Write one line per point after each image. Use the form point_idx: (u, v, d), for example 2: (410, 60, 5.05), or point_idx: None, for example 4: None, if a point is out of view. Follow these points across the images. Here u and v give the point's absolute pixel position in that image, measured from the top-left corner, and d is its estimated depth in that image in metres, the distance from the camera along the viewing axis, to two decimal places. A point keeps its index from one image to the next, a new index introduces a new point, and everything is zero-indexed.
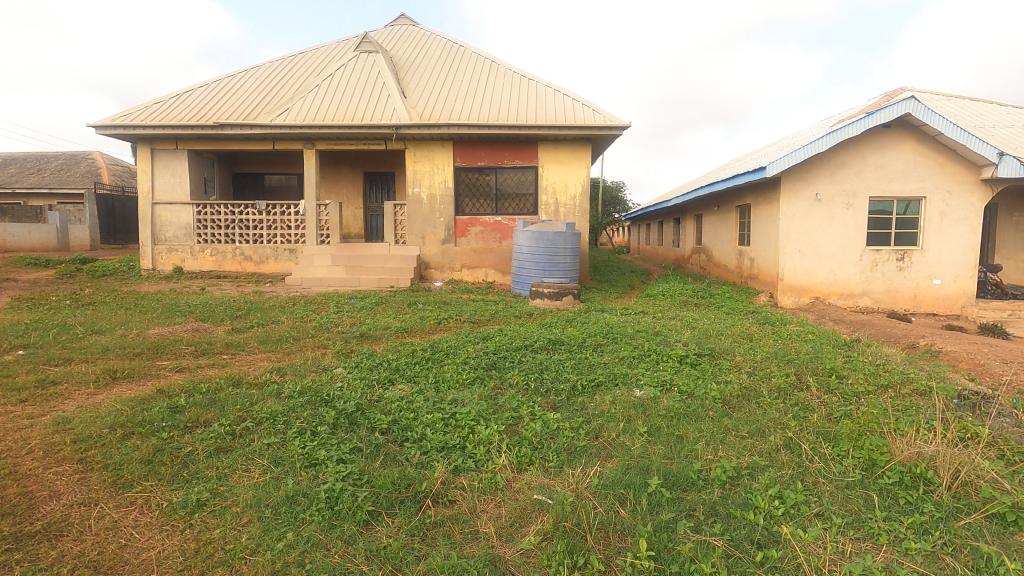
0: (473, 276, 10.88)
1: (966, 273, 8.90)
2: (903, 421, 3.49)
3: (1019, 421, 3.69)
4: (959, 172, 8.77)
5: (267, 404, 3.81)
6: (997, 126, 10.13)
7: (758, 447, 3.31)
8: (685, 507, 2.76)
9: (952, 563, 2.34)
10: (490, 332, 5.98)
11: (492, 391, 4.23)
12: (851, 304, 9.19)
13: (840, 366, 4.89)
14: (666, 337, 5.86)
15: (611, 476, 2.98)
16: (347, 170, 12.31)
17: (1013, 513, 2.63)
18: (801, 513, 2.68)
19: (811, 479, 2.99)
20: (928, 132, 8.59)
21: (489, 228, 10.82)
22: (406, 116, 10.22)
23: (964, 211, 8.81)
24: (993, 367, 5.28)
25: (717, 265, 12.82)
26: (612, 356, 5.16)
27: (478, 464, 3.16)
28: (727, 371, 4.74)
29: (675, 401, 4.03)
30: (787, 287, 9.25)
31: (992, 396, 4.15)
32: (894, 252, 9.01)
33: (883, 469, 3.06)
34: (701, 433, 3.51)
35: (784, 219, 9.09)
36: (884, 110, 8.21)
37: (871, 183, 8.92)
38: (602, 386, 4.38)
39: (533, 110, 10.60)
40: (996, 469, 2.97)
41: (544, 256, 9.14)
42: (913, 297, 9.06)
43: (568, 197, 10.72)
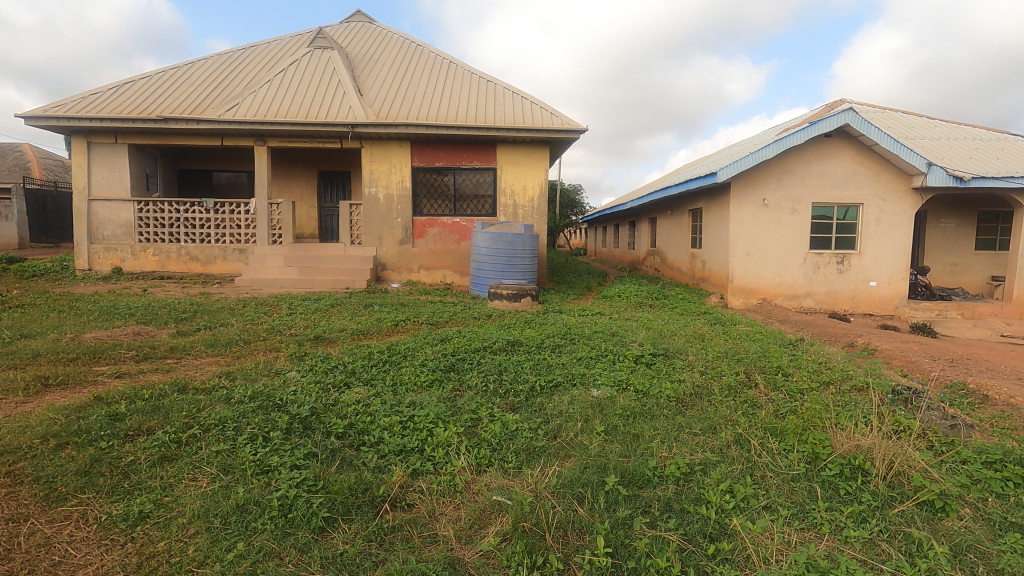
0: (431, 278, 10.80)
1: (899, 275, 9.47)
2: (843, 416, 3.67)
3: (946, 415, 3.95)
4: (893, 180, 9.33)
5: (215, 410, 3.66)
6: (927, 137, 10.82)
7: (709, 444, 3.42)
8: (641, 504, 2.82)
9: (888, 549, 2.48)
10: (448, 334, 5.96)
11: (451, 392, 4.21)
12: (795, 304, 9.62)
13: (786, 365, 5.11)
14: (622, 337, 5.98)
15: (569, 475, 3.01)
16: (300, 168, 12.00)
17: (940, 499, 2.82)
18: (750, 506, 2.79)
19: (759, 473, 3.11)
20: (865, 142, 9.09)
21: (447, 229, 10.76)
22: (362, 114, 10.03)
23: (897, 217, 9.37)
24: (924, 364, 5.62)
25: (671, 267, 13.15)
26: (570, 356, 5.23)
27: (437, 466, 3.14)
28: (681, 371, 4.88)
29: (631, 400, 4.11)
30: (736, 288, 9.58)
31: (922, 391, 4.43)
32: (834, 256, 9.48)
33: (825, 462, 3.20)
34: (656, 431, 3.59)
35: (734, 223, 9.43)
36: (825, 120, 8.64)
37: (814, 190, 9.37)
38: (560, 387, 4.43)
39: (491, 112, 10.60)
40: (926, 459, 3.16)
41: (502, 257, 9.16)
42: (852, 298, 9.56)
43: (526, 199, 10.79)
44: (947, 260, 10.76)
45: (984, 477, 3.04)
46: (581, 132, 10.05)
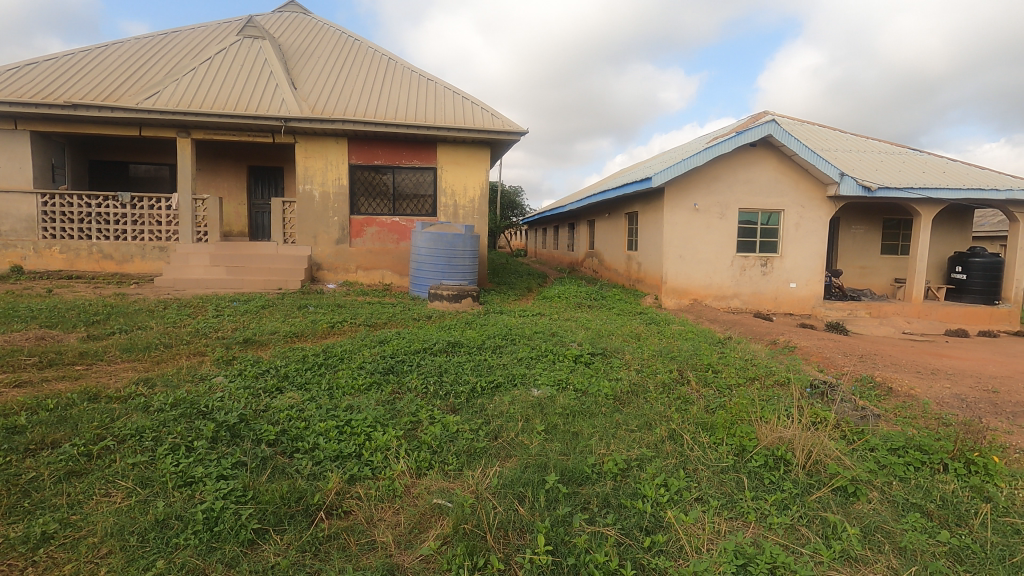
0: (369, 278, 10.55)
1: (816, 277, 10.16)
2: (767, 410, 3.90)
3: (857, 406, 4.28)
4: (810, 188, 9.99)
5: (132, 419, 3.40)
6: (840, 150, 11.67)
7: (645, 439, 3.53)
8: (580, 501, 2.87)
9: (807, 533, 2.66)
10: (388, 335, 5.84)
11: (390, 395, 4.12)
12: (724, 305, 10.12)
13: (716, 362, 5.37)
14: (562, 338, 6.07)
15: (509, 474, 3.03)
16: (229, 163, 11.41)
17: (852, 485, 3.04)
18: (683, 498, 2.90)
19: (692, 466, 3.24)
20: (786, 152, 9.70)
21: (385, 229, 10.54)
22: (296, 108, 9.65)
23: (814, 223, 10.05)
24: (837, 359, 6.05)
25: (609, 268, 13.48)
26: (510, 357, 5.25)
27: (375, 471, 3.06)
28: (618, 369, 5.02)
29: (571, 399, 4.18)
30: (669, 289, 9.96)
31: (836, 385, 4.78)
32: (758, 258, 10.05)
33: (751, 453, 3.38)
34: (594, 429, 3.67)
35: (668, 227, 9.79)
36: (750, 131, 9.13)
37: (740, 196, 9.89)
38: (501, 387, 4.44)
39: (432, 111, 10.49)
40: (840, 448, 3.40)
41: (442, 258, 9.08)
42: (774, 298, 10.16)
43: (466, 199, 10.75)
44: (857, 263, 11.65)
45: (889, 462, 3.32)
46: (522, 134, 10.13)
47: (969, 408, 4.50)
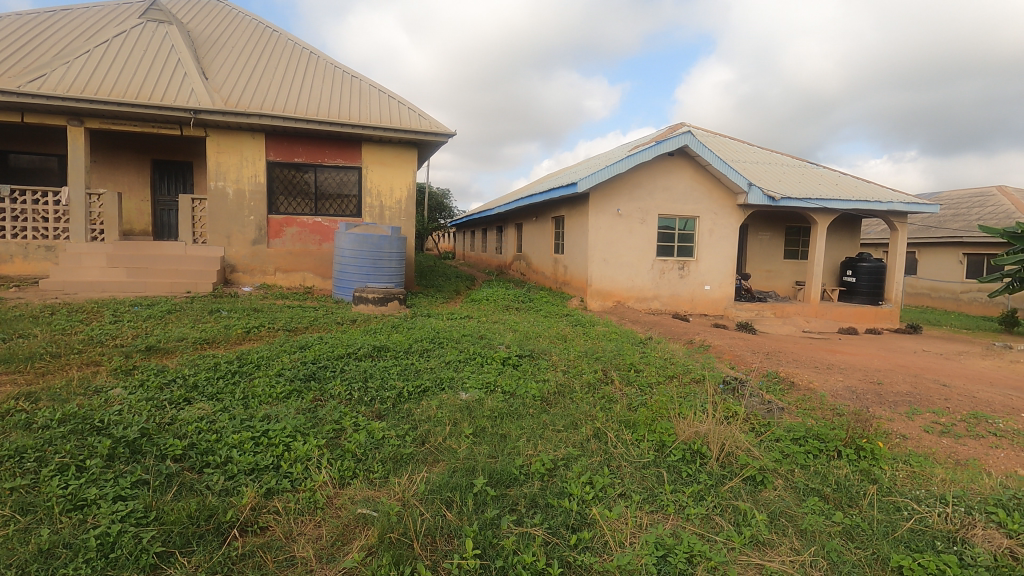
0: (289, 280, 10.08)
1: (728, 280, 10.82)
2: (685, 406, 4.10)
3: (764, 400, 4.61)
4: (722, 197, 10.65)
5: (10, 438, 3.04)
6: (749, 161, 12.51)
7: (571, 439, 3.60)
8: (508, 502, 2.88)
9: (720, 521, 2.82)
10: (309, 340, 5.60)
11: (312, 403, 3.96)
12: (645, 306, 10.55)
13: (638, 361, 5.59)
14: (490, 340, 6.09)
15: (437, 479, 2.99)
16: (129, 156, 10.52)
17: (760, 474, 3.26)
18: (607, 495, 2.99)
19: (615, 463, 3.35)
20: (700, 162, 10.27)
21: (307, 229, 10.12)
22: (207, 99, 9.06)
23: (726, 229, 10.70)
24: (747, 357, 6.48)
25: (536, 271, 13.67)
26: (438, 360, 5.19)
27: (294, 483, 2.92)
28: (545, 370, 5.10)
29: (499, 401, 4.19)
30: (594, 291, 10.26)
31: (746, 381, 5.11)
32: (676, 262, 10.57)
33: (670, 448, 3.55)
34: (522, 430, 3.70)
35: (592, 231, 10.08)
36: (669, 141, 9.59)
37: (659, 203, 10.36)
38: (428, 392, 4.38)
39: (356, 109, 10.19)
40: (750, 440, 3.63)
41: (368, 260, 8.84)
42: (691, 300, 10.72)
43: (393, 201, 10.53)
44: (763, 267, 12.54)
45: (792, 451, 3.59)
46: (450, 136, 10.07)
47: (858, 398, 4.96)
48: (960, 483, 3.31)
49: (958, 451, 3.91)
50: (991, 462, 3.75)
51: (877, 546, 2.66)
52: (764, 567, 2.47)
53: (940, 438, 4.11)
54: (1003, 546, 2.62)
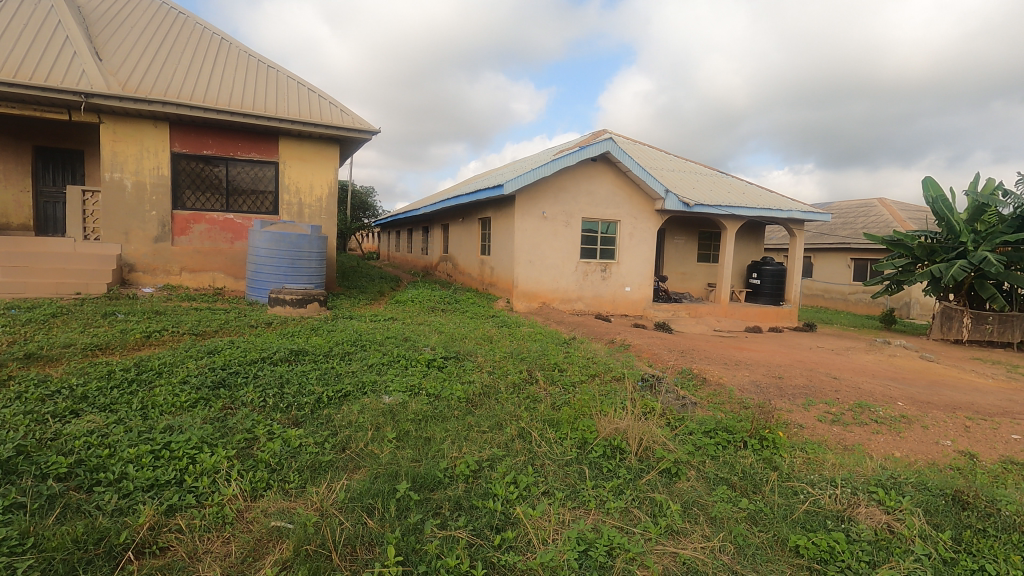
0: (196, 281, 9.42)
1: (646, 281, 11.30)
2: (606, 404, 4.24)
3: (679, 396, 4.85)
4: (642, 202, 11.11)
5: None
6: (665, 168, 13.13)
7: (496, 439, 3.61)
8: (431, 507, 2.84)
9: (638, 513, 2.93)
10: (219, 345, 5.25)
11: (221, 412, 3.71)
12: (569, 307, 10.80)
13: (561, 361, 5.70)
14: (414, 342, 5.99)
15: (357, 487, 2.90)
16: (5, 141, 9.41)
17: (675, 467, 3.42)
18: (531, 494, 3.02)
19: (539, 462, 3.39)
20: (621, 168, 10.66)
21: (217, 227, 9.50)
22: (101, 83, 8.28)
23: (645, 233, 11.18)
24: (664, 355, 6.80)
25: (462, 273, 13.63)
26: (360, 364, 5.03)
27: (200, 498, 2.73)
28: (471, 372, 5.09)
29: (423, 404, 4.13)
30: (520, 293, 10.37)
31: (662, 378, 5.36)
32: (599, 264, 10.90)
33: (592, 444, 3.65)
34: (447, 432, 3.67)
35: (518, 233, 10.18)
36: (592, 146, 9.88)
37: (583, 207, 10.65)
38: (350, 396, 4.24)
39: (272, 101, 9.69)
40: (665, 434, 3.81)
41: (285, 259, 8.43)
42: (612, 301, 11.09)
43: (313, 198, 10.11)
44: (679, 270, 13.21)
45: (704, 443, 3.80)
46: (373, 133, 9.82)
47: (762, 392, 5.34)
48: (848, 466, 3.65)
49: (846, 438, 4.30)
50: (873, 447, 4.16)
51: (777, 528, 2.87)
52: (678, 554, 2.59)
53: (831, 426, 4.51)
54: (883, 521, 2.91)
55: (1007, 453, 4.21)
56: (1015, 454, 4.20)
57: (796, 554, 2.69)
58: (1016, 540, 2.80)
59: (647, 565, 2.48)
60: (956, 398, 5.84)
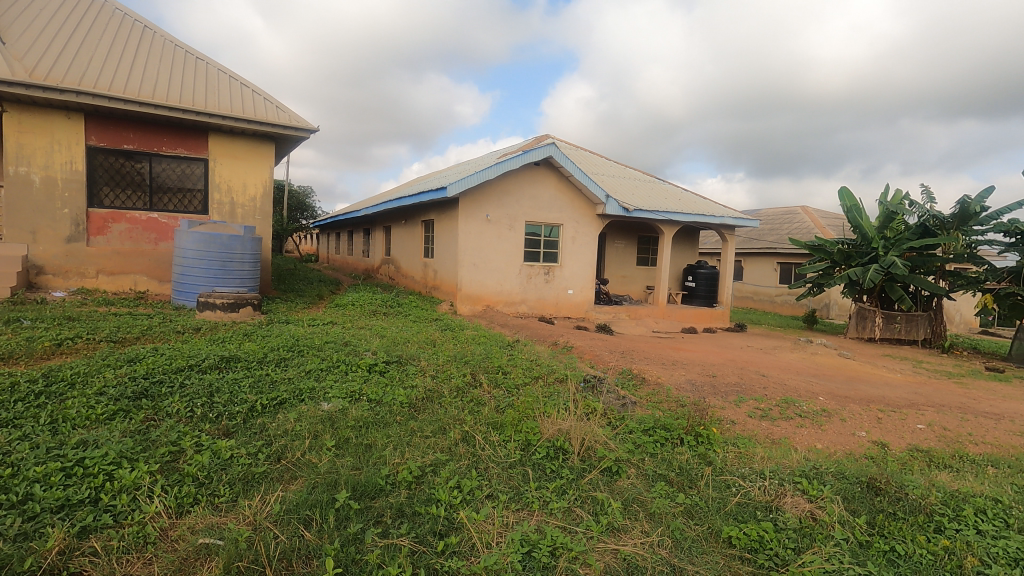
0: (115, 284, 8.79)
1: (588, 284, 11.52)
2: (549, 405, 4.29)
3: (619, 395, 4.97)
4: (583, 206, 11.33)
5: None
6: (606, 174, 13.45)
7: (439, 444, 3.58)
8: (373, 515, 2.77)
9: (580, 512, 2.97)
10: (140, 352, 4.91)
11: (142, 424, 3.47)
12: (513, 310, 10.85)
13: (505, 364, 5.73)
14: (355, 347, 5.83)
15: (294, 498, 2.80)
16: None
17: (616, 465, 3.50)
18: (474, 498, 3.01)
19: (482, 465, 3.39)
20: (564, 173, 10.83)
21: (139, 226, 8.91)
22: (4, 68, 7.58)
23: (586, 237, 11.40)
24: (605, 356, 6.95)
25: (405, 276, 13.42)
26: (297, 370, 4.84)
27: (117, 518, 2.54)
28: (414, 376, 5.02)
29: (364, 410, 4.02)
30: (464, 296, 10.33)
31: (604, 379, 5.48)
32: (542, 267, 11.03)
33: (535, 446, 3.68)
34: (388, 438, 3.59)
35: (462, 236, 10.14)
36: (535, 151, 9.98)
37: (526, 211, 10.73)
38: (285, 404, 4.07)
39: (201, 95, 9.20)
40: (607, 434, 3.89)
41: (215, 261, 8.02)
42: (555, 303, 11.24)
43: (246, 198, 9.67)
44: (619, 273, 13.56)
45: (643, 441, 3.92)
46: (311, 131, 9.52)
47: (697, 390, 5.56)
48: (775, 459, 3.86)
49: (773, 432, 4.55)
50: (798, 439, 4.42)
51: (712, 521, 2.99)
52: (618, 551, 2.64)
53: (760, 421, 4.76)
54: (806, 509, 3.09)
55: (912, 441, 4.59)
56: (919, 442, 4.59)
57: (729, 544, 2.81)
58: (921, 521, 3.05)
59: (589, 562, 2.52)
60: (869, 392, 6.31)
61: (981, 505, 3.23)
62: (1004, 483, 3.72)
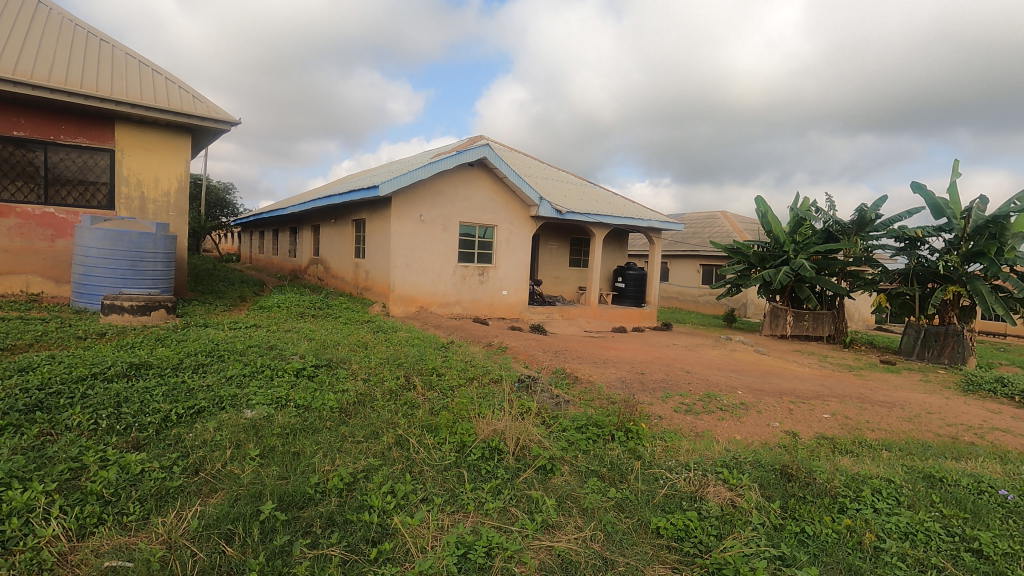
0: (3, 285, 7.93)
1: (522, 285, 11.63)
2: (483, 406, 4.30)
3: (553, 395, 5.05)
4: (517, 208, 11.42)
5: None
6: (540, 176, 13.63)
7: (372, 449, 3.49)
8: (301, 526, 2.66)
9: (515, 512, 2.99)
10: (34, 361, 4.45)
11: (37, 439, 3.15)
12: (447, 311, 10.77)
13: (440, 365, 5.67)
14: (281, 351, 5.57)
15: (214, 512, 2.64)
16: None
17: (550, 464, 3.55)
18: (409, 502, 2.95)
19: (417, 468, 3.33)
20: (498, 175, 10.88)
21: (31, 222, 8.09)
22: None
23: (520, 238, 11.50)
24: (539, 356, 7.04)
25: (335, 276, 13.00)
26: (217, 376, 4.56)
27: (6, 544, 2.29)
28: (344, 380, 4.86)
29: (290, 417, 3.85)
30: (396, 297, 10.14)
31: (538, 379, 5.54)
32: (476, 268, 11.02)
33: (470, 447, 3.67)
34: (318, 445, 3.46)
35: (394, 236, 9.94)
36: (470, 151, 9.96)
37: (460, 211, 10.69)
38: (204, 413, 3.83)
39: (107, 80, 8.47)
40: (541, 433, 3.94)
41: (122, 260, 7.41)
42: (489, 304, 11.26)
43: (158, 192, 9.00)
44: (552, 274, 13.79)
45: (576, 439, 4.00)
46: (232, 124, 9.01)
47: (627, 387, 5.75)
48: (698, 451, 4.06)
49: (697, 425, 4.78)
50: (719, 432, 4.67)
51: (641, 513, 3.10)
52: (552, 548, 2.69)
53: (685, 416, 4.99)
54: (727, 497, 3.27)
55: (819, 429, 4.98)
56: (825, 430, 4.98)
57: (658, 534, 2.93)
58: (827, 503, 3.31)
59: (524, 561, 2.54)
60: (782, 385, 6.78)
61: (877, 486, 3.55)
62: (896, 464, 4.11)
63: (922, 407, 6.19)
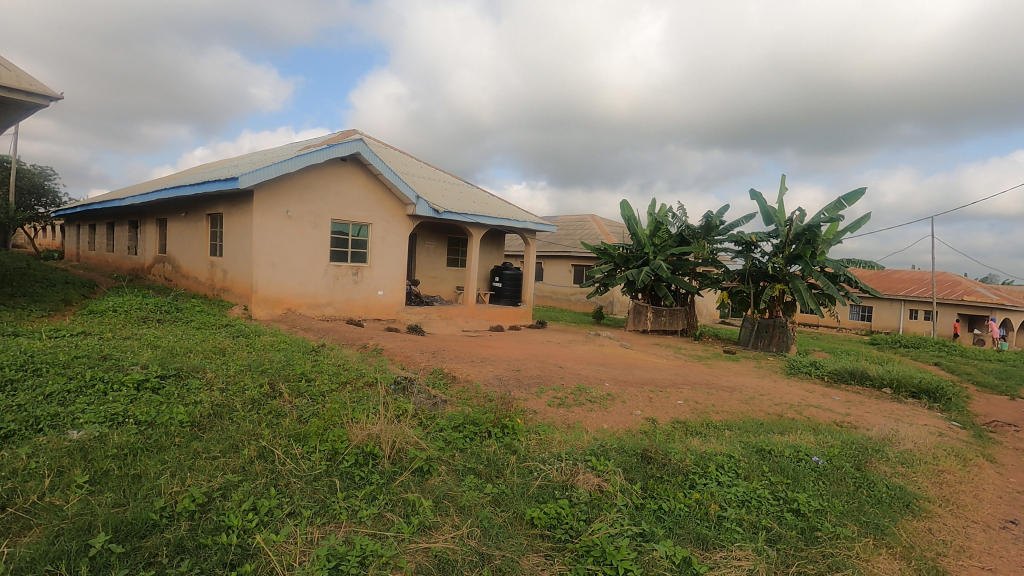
0: None
1: (399, 285, 11.37)
2: (357, 411, 4.14)
3: (430, 396, 5.00)
4: (392, 206, 11.12)
5: None
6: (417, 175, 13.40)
7: (230, 464, 3.19)
8: (142, 557, 2.36)
9: (391, 516, 2.91)
10: None
11: None
12: (318, 313, 10.20)
13: (309, 370, 5.35)
14: (117, 361, 4.88)
15: (27, 553, 2.26)
16: None
17: (426, 465, 3.51)
18: (273, 518, 2.75)
19: (283, 481, 3.12)
20: (372, 171, 10.51)
21: None
22: None
23: (396, 237, 11.22)
24: (416, 357, 6.94)
25: (185, 277, 11.72)
26: (31, 395, 3.87)
27: None
28: (196, 392, 4.37)
29: (129, 435, 3.40)
30: (260, 298, 9.40)
31: (414, 380, 5.44)
32: (350, 268, 10.57)
33: (342, 454, 3.51)
34: (164, 465, 3.09)
35: (257, 233, 9.20)
36: (341, 145, 9.51)
37: (331, 208, 10.17)
38: (13, 438, 3.24)
39: None
40: (417, 434, 3.88)
41: None
42: (364, 305, 10.87)
43: None
44: (429, 273, 13.64)
45: (453, 438, 4.01)
46: (52, 98, 7.74)
47: (503, 384, 5.90)
48: (569, 442, 4.28)
49: (569, 418, 5.03)
50: (589, 422, 4.95)
51: (516, 505, 3.19)
52: (429, 549, 2.67)
53: (558, 409, 5.22)
54: (595, 483, 3.48)
55: (673, 414, 5.50)
56: (679, 415, 5.51)
57: (532, 525, 3.03)
58: (680, 481, 3.66)
59: (399, 565, 2.49)
60: (642, 376, 7.39)
61: (720, 462, 4.00)
62: (735, 441, 4.67)
63: (756, 390, 7.11)
